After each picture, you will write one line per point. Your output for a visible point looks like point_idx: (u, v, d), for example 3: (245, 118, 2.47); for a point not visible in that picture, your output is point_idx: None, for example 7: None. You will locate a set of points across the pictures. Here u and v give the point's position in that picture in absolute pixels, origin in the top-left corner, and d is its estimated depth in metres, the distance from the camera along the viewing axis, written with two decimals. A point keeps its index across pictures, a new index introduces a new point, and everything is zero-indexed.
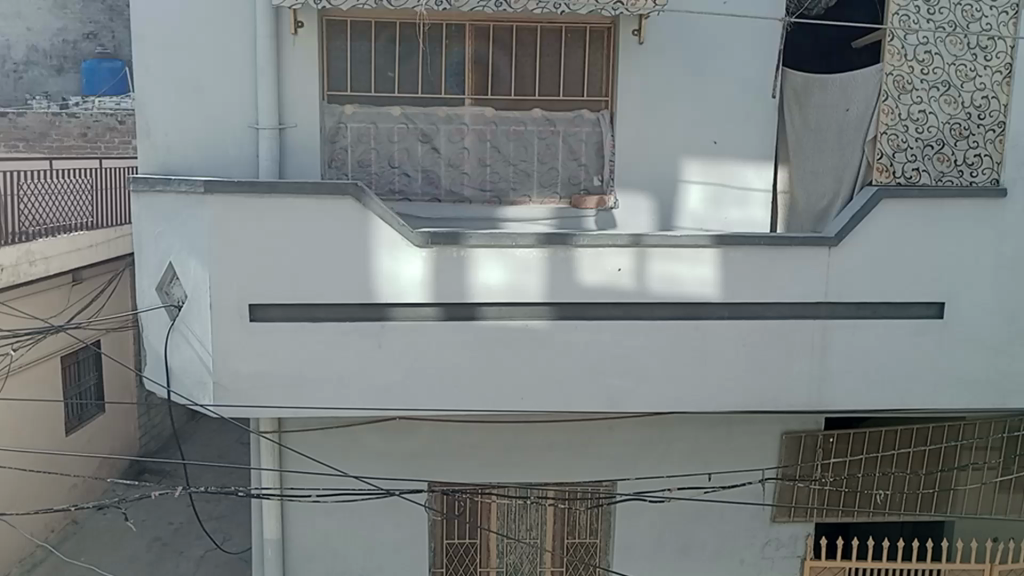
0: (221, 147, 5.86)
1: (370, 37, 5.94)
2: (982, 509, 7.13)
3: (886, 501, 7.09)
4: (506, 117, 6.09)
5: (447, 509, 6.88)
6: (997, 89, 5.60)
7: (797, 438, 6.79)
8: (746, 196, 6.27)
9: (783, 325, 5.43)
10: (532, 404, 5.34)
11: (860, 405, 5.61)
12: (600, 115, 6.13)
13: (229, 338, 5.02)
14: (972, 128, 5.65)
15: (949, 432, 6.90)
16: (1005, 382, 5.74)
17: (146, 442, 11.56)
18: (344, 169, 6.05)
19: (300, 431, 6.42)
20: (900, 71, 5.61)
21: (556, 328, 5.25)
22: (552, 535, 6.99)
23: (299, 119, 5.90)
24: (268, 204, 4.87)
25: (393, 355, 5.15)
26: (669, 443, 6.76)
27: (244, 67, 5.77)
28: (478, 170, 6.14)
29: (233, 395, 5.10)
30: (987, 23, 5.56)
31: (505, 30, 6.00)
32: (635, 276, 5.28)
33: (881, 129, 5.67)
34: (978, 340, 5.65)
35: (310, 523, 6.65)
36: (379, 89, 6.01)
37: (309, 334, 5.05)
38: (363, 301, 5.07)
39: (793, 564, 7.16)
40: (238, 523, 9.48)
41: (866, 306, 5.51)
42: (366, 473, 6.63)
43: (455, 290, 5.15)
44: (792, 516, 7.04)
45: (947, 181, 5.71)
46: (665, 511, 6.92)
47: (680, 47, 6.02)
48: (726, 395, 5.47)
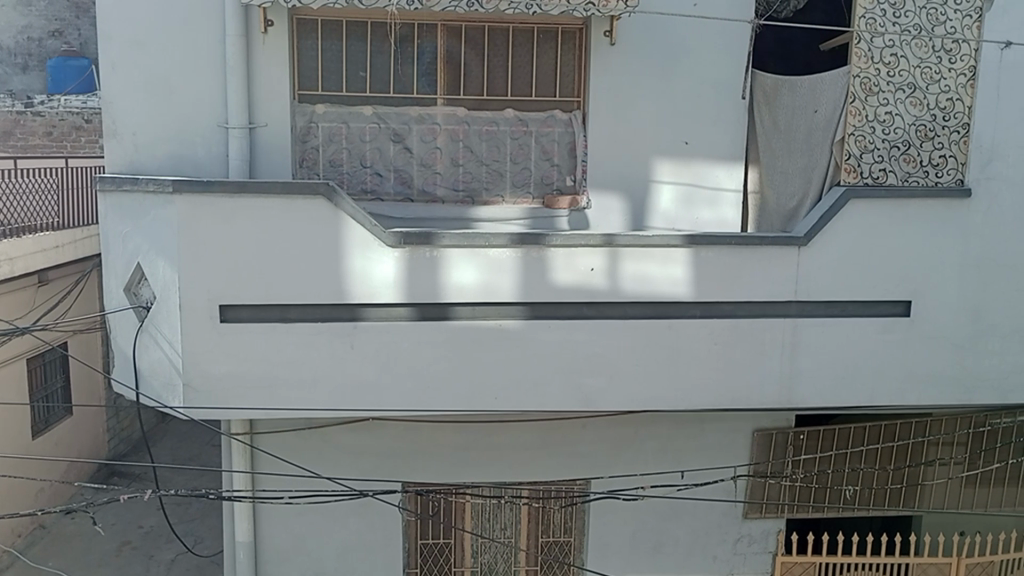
0: (190, 147, 5.80)
1: (340, 37, 5.90)
2: (949, 503, 7.28)
3: (856, 497, 7.19)
4: (478, 116, 6.09)
5: (420, 509, 6.86)
6: (961, 91, 5.72)
7: (768, 434, 6.86)
8: (717, 196, 6.33)
9: (753, 324, 5.48)
10: (505, 404, 5.35)
11: (829, 403, 5.69)
12: (572, 115, 6.17)
13: (199, 340, 4.97)
14: (937, 129, 5.76)
15: (916, 428, 7.03)
16: (969, 379, 5.85)
17: (115, 444, 11.40)
18: (316, 169, 6.01)
19: (272, 433, 6.38)
20: (867, 73, 5.69)
21: (529, 327, 5.26)
22: (526, 534, 6.99)
23: (269, 118, 5.85)
24: (237, 205, 4.82)
25: (366, 356, 5.12)
26: (643, 441, 6.80)
27: (213, 66, 5.71)
28: (451, 169, 6.14)
29: (204, 396, 5.05)
30: (952, 27, 5.65)
31: (477, 30, 5.99)
32: (608, 276, 5.31)
33: (848, 131, 5.77)
34: (944, 337, 5.75)
35: (282, 525, 6.60)
36: (350, 89, 5.97)
37: (281, 335, 5.01)
38: (335, 302, 5.04)
39: (764, 559, 7.25)
40: (210, 526, 9.38)
41: (835, 305, 5.59)
42: (338, 474, 6.59)
43: (428, 291, 5.13)
44: (763, 512, 7.12)
45: (914, 181, 5.78)
46: (638, 509, 6.96)
47: (651, 49, 6.05)
48: (699, 394, 5.52)
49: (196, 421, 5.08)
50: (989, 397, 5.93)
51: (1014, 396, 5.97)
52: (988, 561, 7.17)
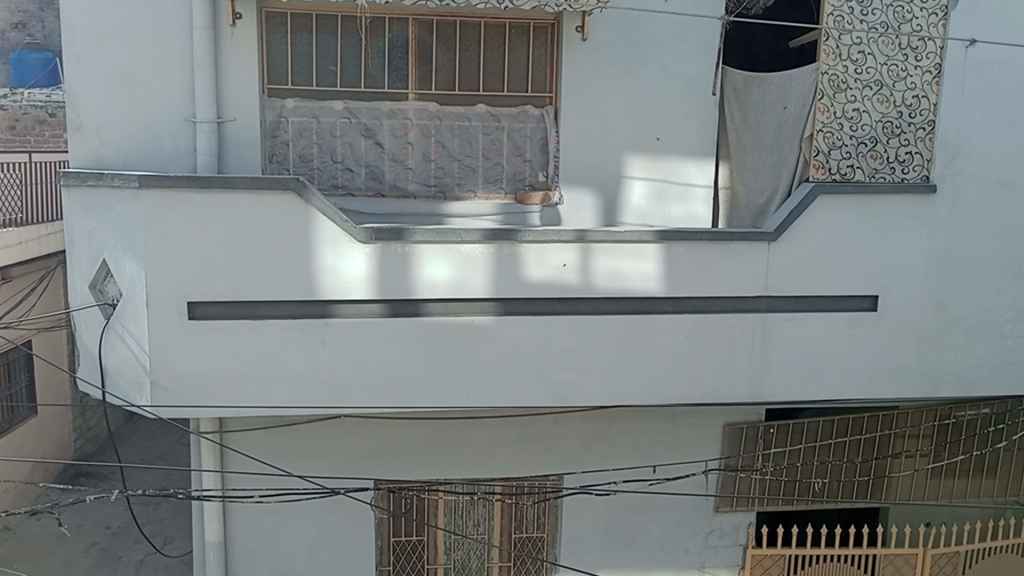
0: (157, 141, 5.71)
1: (310, 31, 5.84)
2: (915, 495, 7.40)
3: (824, 490, 7.27)
4: (450, 112, 6.07)
5: (394, 506, 6.83)
6: (927, 88, 5.80)
7: (738, 429, 6.92)
8: (688, 192, 6.37)
9: (724, 318, 5.52)
10: (478, 400, 5.34)
11: (799, 397, 5.75)
12: (544, 111, 6.16)
13: (167, 337, 4.89)
14: (903, 126, 5.83)
15: (883, 421, 7.13)
16: (935, 373, 5.94)
17: (82, 444, 11.22)
18: (286, 164, 5.95)
19: (242, 431, 6.30)
20: (835, 70, 5.73)
21: (501, 323, 5.25)
22: (500, 531, 6.98)
23: (238, 113, 5.77)
24: (206, 199, 4.75)
25: (337, 352, 5.08)
26: (616, 436, 6.82)
27: (180, 59, 5.62)
28: (423, 164, 6.10)
29: (172, 394, 4.97)
30: (918, 25, 5.72)
31: (449, 25, 5.95)
32: (580, 272, 5.31)
33: (817, 127, 5.79)
34: (912, 331, 5.83)
35: (253, 524, 6.53)
36: (321, 83, 5.91)
37: (251, 332, 4.96)
38: (305, 299, 4.98)
39: (735, 552, 7.31)
40: (180, 526, 9.26)
41: (804, 300, 5.65)
42: (310, 472, 6.54)
43: (400, 287, 5.09)
44: (734, 506, 7.18)
45: (881, 177, 5.85)
46: (611, 504, 6.99)
47: (623, 45, 6.07)
48: (671, 389, 5.55)
49: (164, 419, 5.01)
50: (954, 390, 6.03)
51: (978, 389, 6.08)
52: (953, 552, 7.29)
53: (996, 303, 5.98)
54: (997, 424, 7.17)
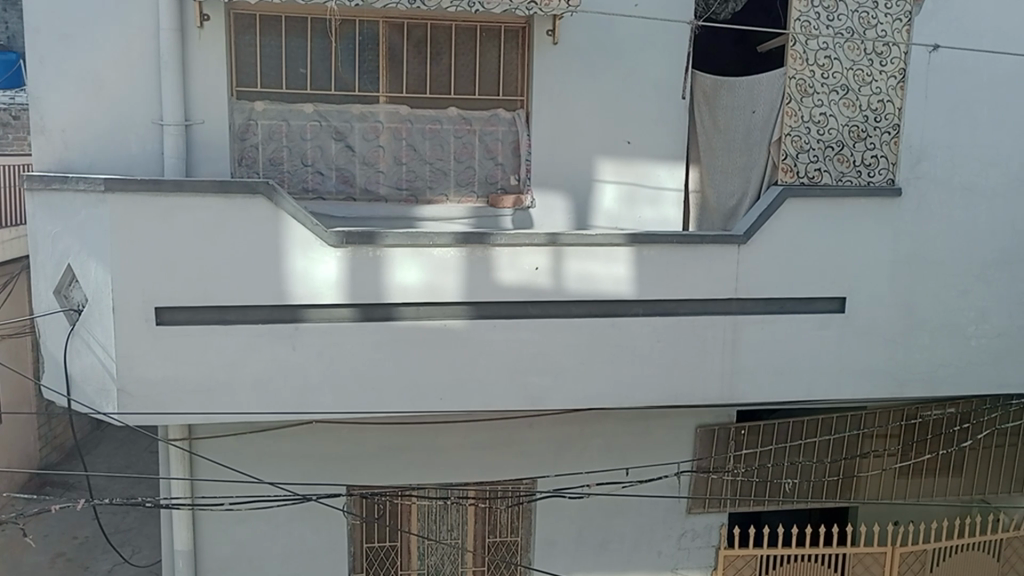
0: (123, 144, 5.62)
1: (280, 33, 5.79)
2: (882, 494, 7.52)
3: (795, 490, 7.33)
4: (421, 115, 6.05)
5: (366, 512, 6.80)
6: (892, 93, 5.90)
7: (710, 430, 6.96)
8: (659, 195, 6.40)
9: (695, 321, 5.56)
10: (450, 404, 5.32)
11: (769, 398, 5.80)
12: (516, 115, 6.17)
13: (133, 344, 4.80)
14: (869, 130, 5.92)
15: (850, 421, 7.21)
16: (903, 373, 6.03)
17: (47, 453, 11.02)
18: (255, 168, 5.88)
19: (212, 438, 6.24)
20: (802, 75, 5.79)
21: (473, 327, 5.24)
22: (473, 535, 6.96)
23: (206, 116, 5.70)
24: (174, 203, 4.68)
25: (308, 357, 5.04)
26: (588, 439, 6.84)
27: (147, 61, 5.55)
28: (394, 168, 6.08)
29: (138, 401, 4.88)
30: (883, 30, 5.82)
31: (420, 29, 5.95)
32: (552, 275, 5.32)
33: (785, 131, 5.83)
34: (879, 332, 5.91)
35: (224, 532, 6.45)
36: (291, 86, 5.87)
37: (220, 338, 4.90)
38: (275, 303, 4.94)
39: (707, 554, 7.36)
40: (148, 535, 9.12)
41: (773, 301, 5.71)
42: (281, 479, 6.48)
43: (371, 291, 5.06)
44: (707, 507, 7.22)
45: (848, 181, 5.94)
46: (585, 507, 7.00)
47: (594, 50, 6.09)
48: (643, 391, 5.57)
49: (131, 426, 4.92)
50: (921, 390, 6.12)
51: (944, 388, 6.17)
52: (920, 550, 7.41)
53: (961, 304, 6.08)
54: (961, 424, 7.28)
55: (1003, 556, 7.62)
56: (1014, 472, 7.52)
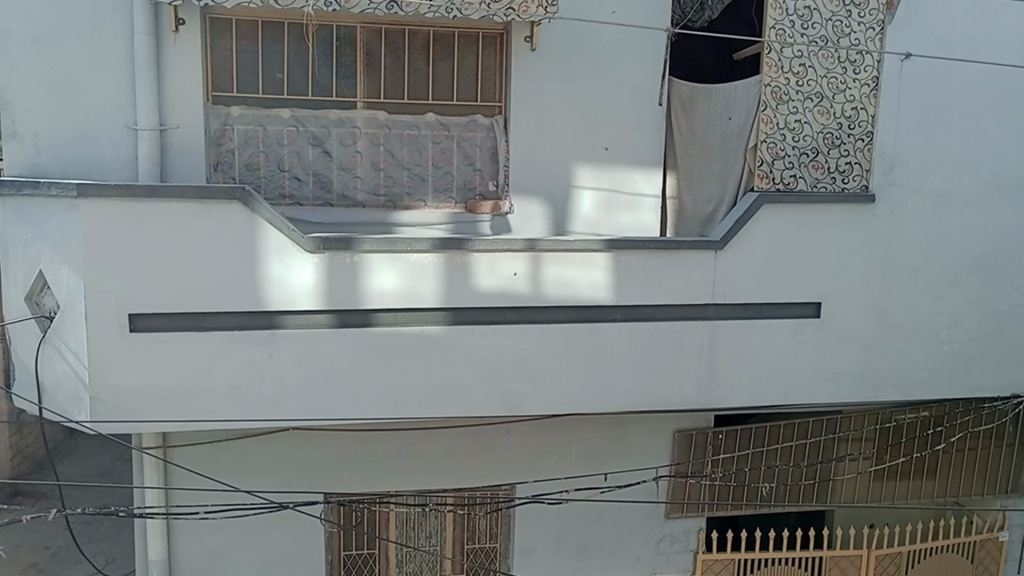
0: (97, 149, 5.56)
1: (256, 38, 5.76)
2: (859, 497, 7.57)
3: (772, 494, 7.34)
4: (399, 120, 6.04)
5: (344, 520, 6.74)
6: (865, 100, 5.97)
7: (688, 435, 7.01)
8: (637, 201, 6.43)
9: (672, 326, 5.59)
10: (429, 410, 5.30)
11: (747, 404, 5.83)
12: (494, 120, 6.17)
13: (106, 352, 4.71)
14: (843, 137, 5.99)
15: (827, 425, 7.24)
16: (877, 377, 6.09)
17: (18, 461, 10.85)
18: (231, 173, 5.83)
19: (187, 446, 6.16)
20: (777, 83, 5.86)
21: (452, 333, 5.23)
22: (452, 542, 6.94)
23: (181, 120, 5.64)
24: (148, 209, 4.63)
25: (284, 364, 4.99)
26: (567, 444, 6.85)
27: (120, 65, 5.49)
28: (372, 173, 6.05)
29: (111, 410, 4.79)
30: (856, 39, 5.89)
31: (398, 34, 5.94)
32: (530, 281, 5.33)
33: (761, 138, 5.90)
34: (854, 337, 5.97)
35: (199, 541, 6.37)
36: (268, 91, 5.84)
37: (195, 345, 4.84)
38: (251, 309, 4.90)
39: (686, 558, 7.39)
40: (122, 544, 9.00)
41: (750, 307, 5.76)
42: (257, 487, 6.42)
43: (347, 297, 5.03)
44: (685, 512, 7.25)
45: (822, 187, 6.01)
46: (564, 513, 7.00)
47: (572, 56, 6.11)
48: (621, 396, 5.58)
49: (103, 435, 4.83)
50: (896, 395, 6.19)
51: (918, 392, 6.25)
52: (896, 552, 7.47)
53: (934, 309, 6.16)
54: (935, 427, 7.37)
55: (976, 557, 7.71)
56: (987, 475, 7.62)
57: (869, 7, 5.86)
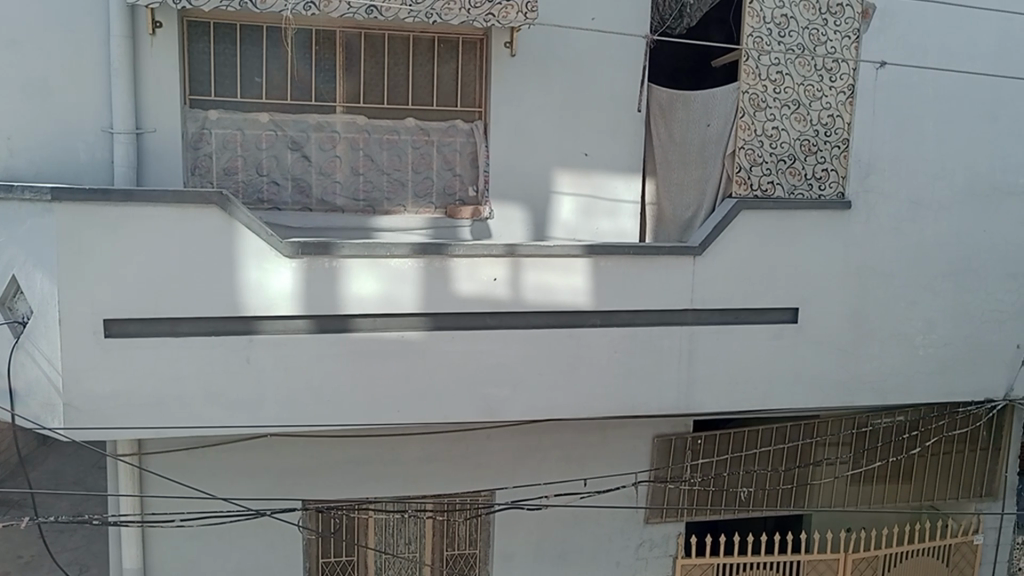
0: (72, 152, 5.50)
1: (234, 41, 5.74)
2: (836, 501, 7.59)
3: (749, 498, 7.38)
4: (379, 125, 6.03)
5: (322, 527, 6.71)
6: (841, 108, 6.05)
7: (667, 440, 7.03)
8: (616, 207, 6.45)
9: (651, 332, 5.61)
10: (408, 416, 5.28)
11: (725, 408, 5.87)
12: (474, 126, 6.20)
13: (80, 357, 4.65)
14: (820, 144, 6.06)
15: (804, 430, 7.31)
16: (854, 383, 6.15)
17: None
18: (209, 177, 5.79)
19: (163, 452, 6.08)
20: (754, 90, 5.93)
21: (431, 338, 5.22)
22: (431, 549, 6.91)
23: (159, 123, 5.58)
24: (124, 213, 4.58)
25: (262, 370, 4.96)
26: (546, 450, 6.85)
27: (97, 68, 5.44)
28: (352, 178, 6.03)
29: (86, 416, 4.74)
30: (832, 47, 5.97)
31: (378, 39, 5.94)
32: (510, 286, 5.33)
33: (739, 145, 5.97)
34: (831, 342, 6.03)
35: (175, 549, 6.30)
36: (246, 95, 5.81)
37: (172, 351, 4.79)
38: (228, 314, 4.85)
39: (664, 563, 7.41)
40: (97, 552, 8.88)
41: (729, 312, 5.79)
42: (234, 494, 6.36)
43: (327, 303, 5.00)
44: (664, 517, 7.27)
45: (799, 194, 6.08)
46: (543, 518, 6.99)
47: (552, 62, 6.12)
48: (601, 402, 5.59)
49: (77, 442, 4.76)
50: (872, 399, 6.24)
51: (893, 397, 6.30)
52: (873, 556, 7.51)
53: (909, 315, 6.23)
54: (910, 431, 7.47)
55: (951, 561, 7.80)
56: (961, 479, 7.75)
57: (845, 17, 5.94)
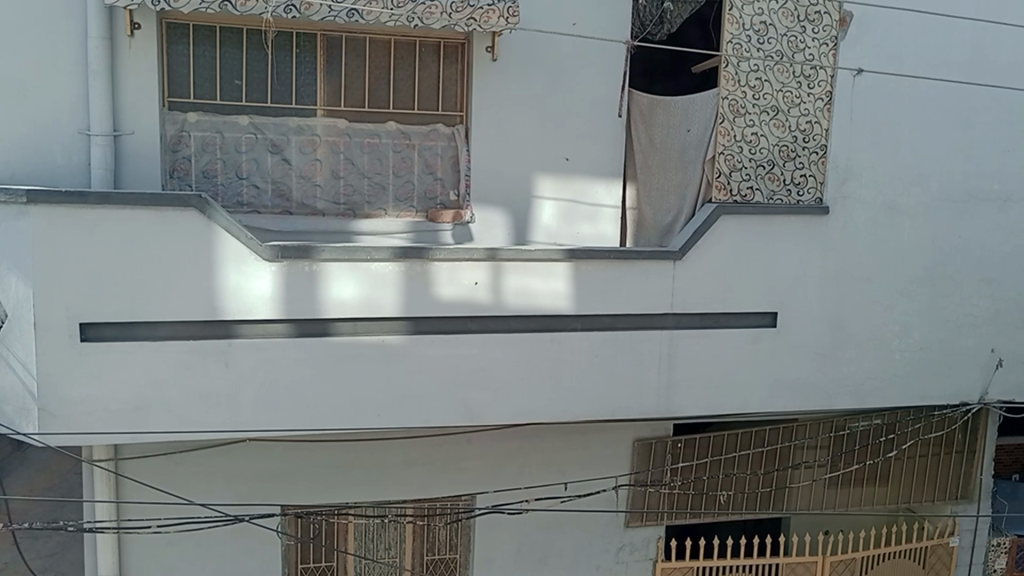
0: (48, 154, 5.43)
1: (213, 43, 5.71)
2: (814, 504, 7.64)
3: (729, 502, 7.41)
4: (359, 129, 6.01)
5: (302, 532, 6.65)
6: (819, 115, 6.11)
7: (647, 444, 7.05)
8: (597, 212, 6.47)
9: (632, 336, 5.63)
10: (388, 421, 5.25)
11: (705, 412, 5.89)
12: (455, 130, 6.18)
13: (55, 361, 4.58)
14: (798, 150, 6.12)
15: (783, 433, 7.37)
16: (831, 386, 6.20)
17: None
18: (188, 179, 5.73)
19: (140, 458, 6.01)
20: (734, 96, 5.98)
21: (412, 342, 5.21)
22: (411, 553, 6.89)
23: (136, 126, 5.53)
24: (101, 217, 4.53)
25: (241, 374, 4.92)
26: (527, 454, 6.85)
27: (73, 69, 5.38)
28: (332, 181, 6.00)
29: (60, 420, 4.68)
30: (810, 54, 6.04)
31: (358, 42, 5.93)
32: (490, 290, 5.34)
33: (718, 150, 6.02)
34: (809, 346, 6.08)
35: (151, 555, 6.22)
36: (225, 98, 5.77)
37: (149, 354, 4.74)
38: (205, 318, 4.81)
39: (645, 567, 7.43)
40: (71, 560, 8.76)
41: (708, 316, 5.84)
42: (213, 499, 6.31)
43: (307, 307, 4.98)
44: (645, 521, 7.28)
45: (778, 200, 6.12)
46: (524, 522, 6.99)
47: (533, 67, 6.13)
48: (581, 405, 5.60)
49: (52, 448, 4.68)
50: (850, 403, 6.29)
51: (870, 400, 6.36)
52: (850, 558, 7.57)
53: (886, 318, 6.30)
54: (887, 435, 7.55)
55: (927, 562, 7.88)
56: (937, 481, 7.85)
57: (823, 24, 6.02)
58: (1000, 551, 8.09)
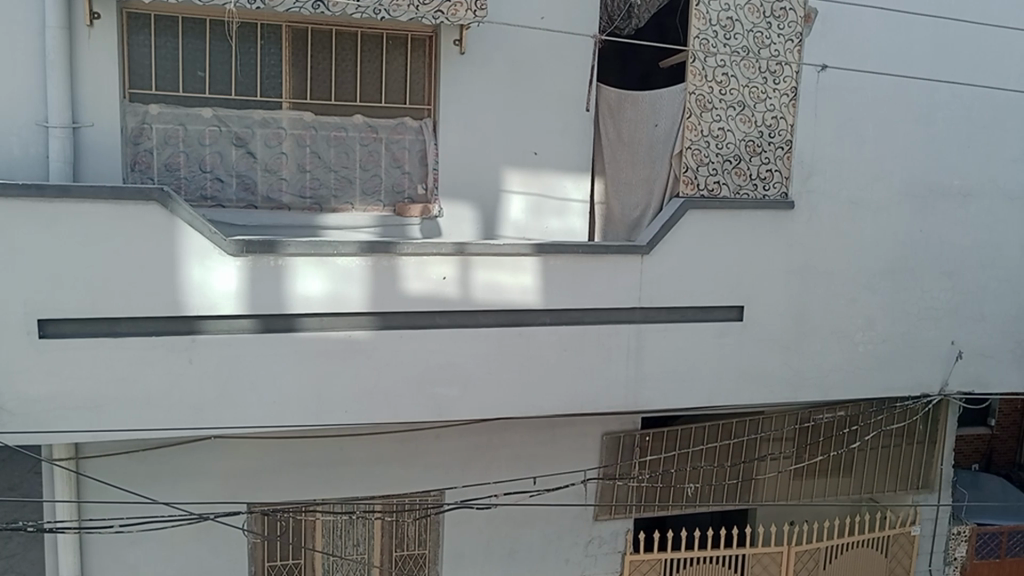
0: (4, 147, 5.26)
1: (175, 34, 5.60)
2: (780, 496, 7.77)
3: (696, 494, 7.49)
4: (326, 122, 5.94)
5: (268, 530, 6.58)
6: (784, 110, 6.17)
7: (616, 437, 7.08)
8: (565, 206, 6.47)
9: (600, 330, 5.65)
10: (356, 417, 5.21)
11: (673, 405, 5.94)
12: (423, 124, 6.14)
13: (12, 358, 4.48)
14: (764, 145, 6.18)
15: (749, 426, 7.44)
16: (796, 378, 6.27)
17: None
18: (150, 173, 5.63)
19: (102, 457, 5.90)
20: (701, 90, 6.00)
21: (379, 338, 5.17)
22: (379, 550, 6.84)
23: (97, 118, 5.41)
24: (59, 209, 4.43)
25: (206, 371, 4.85)
26: (496, 449, 6.85)
27: (29, 59, 5.22)
28: (299, 175, 5.94)
29: (19, 419, 4.55)
30: (775, 49, 6.10)
31: (324, 34, 5.87)
32: (459, 285, 5.31)
33: (686, 145, 6.05)
34: (775, 339, 6.15)
35: (114, 555, 6.11)
36: (187, 90, 5.68)
37: (109, 351, 4.65)
38: (168, 314, 4.73)
39: (614, 559, 7.47)
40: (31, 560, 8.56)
41: (676, 311, 5.88)
42: (177, 498, 6.23)
43: (273, 302, 4.92)
44: (613, 514, 7.34)
45: (744, 194, 6.18)
46: (493, 516, 7.00)
47: (502, 61, 6.11)
48: (549, 399, 5.61)
49: (10, 447, 4.58)
50: (815, 395, 6.38)
51: (834, 392, 6.45)
52: (815, 549, 7.66)
53: (850, 312, 6.39)
54: (851, 426, 7.63)
55: (890, 551, 7.99)
56: (899, 471, 7.98)
57: (788, 21, 6.07)
58: (960, 539, 8.23)
